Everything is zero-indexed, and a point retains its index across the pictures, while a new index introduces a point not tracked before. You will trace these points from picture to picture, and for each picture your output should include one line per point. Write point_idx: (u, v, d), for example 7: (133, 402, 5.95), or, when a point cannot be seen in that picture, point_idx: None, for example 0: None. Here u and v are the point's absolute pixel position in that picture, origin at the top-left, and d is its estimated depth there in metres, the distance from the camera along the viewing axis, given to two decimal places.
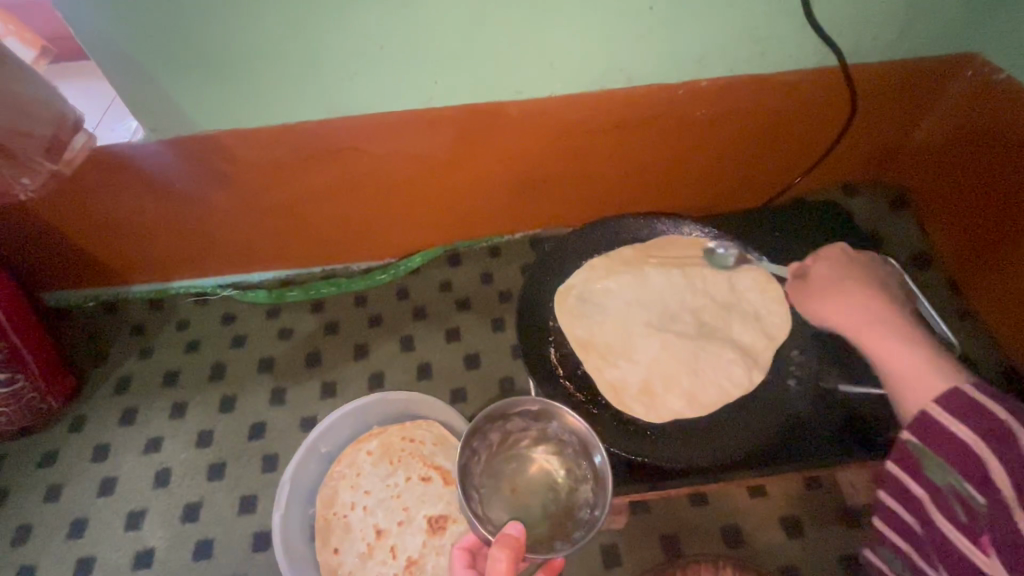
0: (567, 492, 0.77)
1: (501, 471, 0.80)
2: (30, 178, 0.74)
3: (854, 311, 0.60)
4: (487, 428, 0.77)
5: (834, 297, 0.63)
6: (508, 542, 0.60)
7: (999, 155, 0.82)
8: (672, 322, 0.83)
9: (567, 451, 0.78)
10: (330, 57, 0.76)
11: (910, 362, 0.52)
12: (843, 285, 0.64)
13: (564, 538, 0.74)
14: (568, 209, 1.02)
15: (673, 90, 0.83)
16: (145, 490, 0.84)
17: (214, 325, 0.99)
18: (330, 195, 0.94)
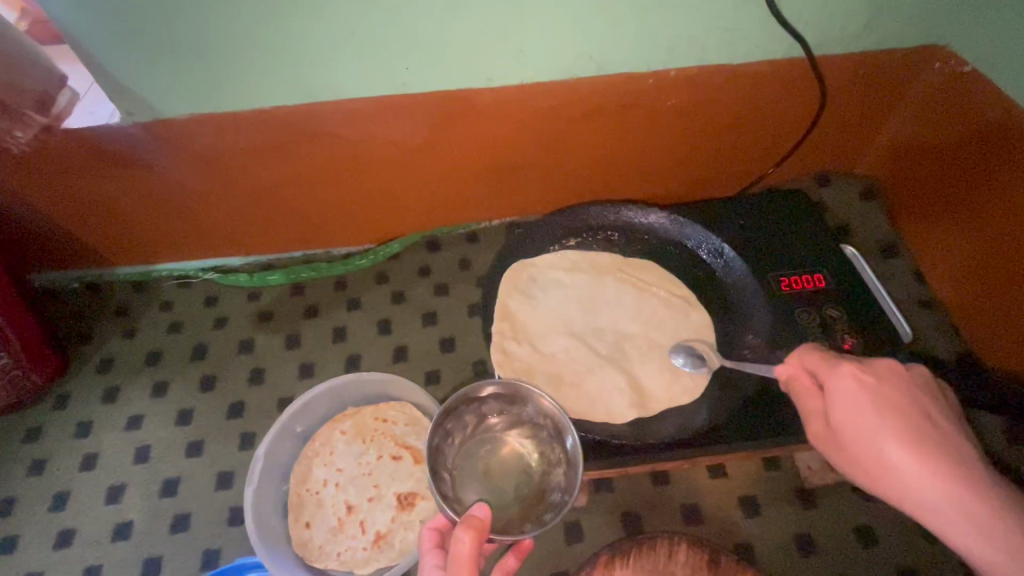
0: (540, 476, 0.72)
1: (474, 454, 0.75)
2: (23, 131, 0.81)
3: (912, 487, 0.49)
4: (459, 408, 0.73)
5: (875, 466, 0.51)
6: (473, 524, 0.54)
7: (988, 146, 0.81)
8: (591, 336, 0.80)
9: (543, 435, 0.74)
10: (303, 44, 0.76)
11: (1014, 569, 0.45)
12: (882, 434, 0.51)
13: (535, 521, 0.69)
14: (537, 196, 1.04)
15: (645, 80, 0.85)
16: (126, 466, 0.93)
17: (196, 308, 1.07)
18: (310, 183, 0.96)
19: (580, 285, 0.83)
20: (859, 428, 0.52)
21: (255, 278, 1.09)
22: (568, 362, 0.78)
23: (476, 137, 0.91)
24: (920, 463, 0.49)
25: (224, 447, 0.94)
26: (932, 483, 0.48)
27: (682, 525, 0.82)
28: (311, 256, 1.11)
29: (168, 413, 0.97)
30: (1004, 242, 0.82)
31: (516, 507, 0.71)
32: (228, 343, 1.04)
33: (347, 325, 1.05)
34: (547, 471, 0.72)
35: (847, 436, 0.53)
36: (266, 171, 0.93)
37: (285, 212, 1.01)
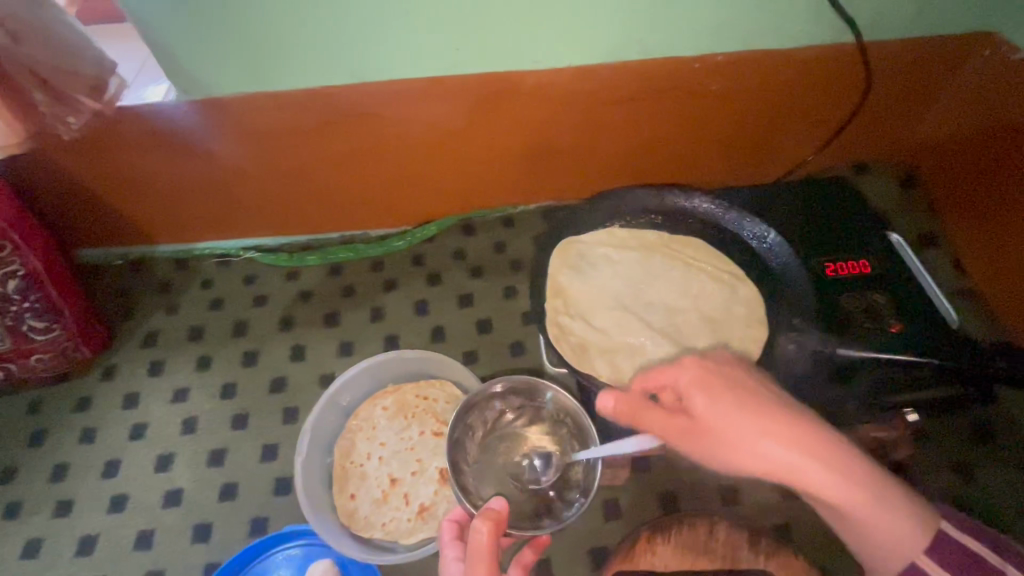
0: (559, 473, 0.75)
1: (493, 449, 0.78)
2: (75, 119, 0.78)
3: (783, 464, 0.47)
4: (480, 402, 0.78)
5: (763, 456, 0.47)
6: (491, 515, 0.56)
7: None
8: (644, 309, 0.81)
9: (562, 434, 0.77)
10: (356, 23, 0.77)
11: (890, 519, 0.49)
12: (747, 414, 0.48)
13: (553, 517, 0.72)
14: (576, 180, 1.05)
15: (692, 64, 0.85)
16: (174, 436, 0.95)
17: (237, 285, 1.10)
18: (350, 162, 0.97)
19: (630, 264, 0.84)
20: (732, 421, 0.48)
21: (295, 258, 1.11)
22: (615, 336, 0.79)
23: (519, 120, 0.92)
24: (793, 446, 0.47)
25: (269, 421, 0.96)
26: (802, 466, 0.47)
27: (718, 505, 0.83)
28: (349, 238, 1.13)
29: (212, 387, 1.00)
30: None
31: (533, 504, 0.74)
32: (269, 320, 1.06)
33: (385, 305, 1.07)
34: (566, 469, 0.75)
35: (712, 421, 0.49)
36: (310, 152, 0.95)
37: (325, 192, 1.03)
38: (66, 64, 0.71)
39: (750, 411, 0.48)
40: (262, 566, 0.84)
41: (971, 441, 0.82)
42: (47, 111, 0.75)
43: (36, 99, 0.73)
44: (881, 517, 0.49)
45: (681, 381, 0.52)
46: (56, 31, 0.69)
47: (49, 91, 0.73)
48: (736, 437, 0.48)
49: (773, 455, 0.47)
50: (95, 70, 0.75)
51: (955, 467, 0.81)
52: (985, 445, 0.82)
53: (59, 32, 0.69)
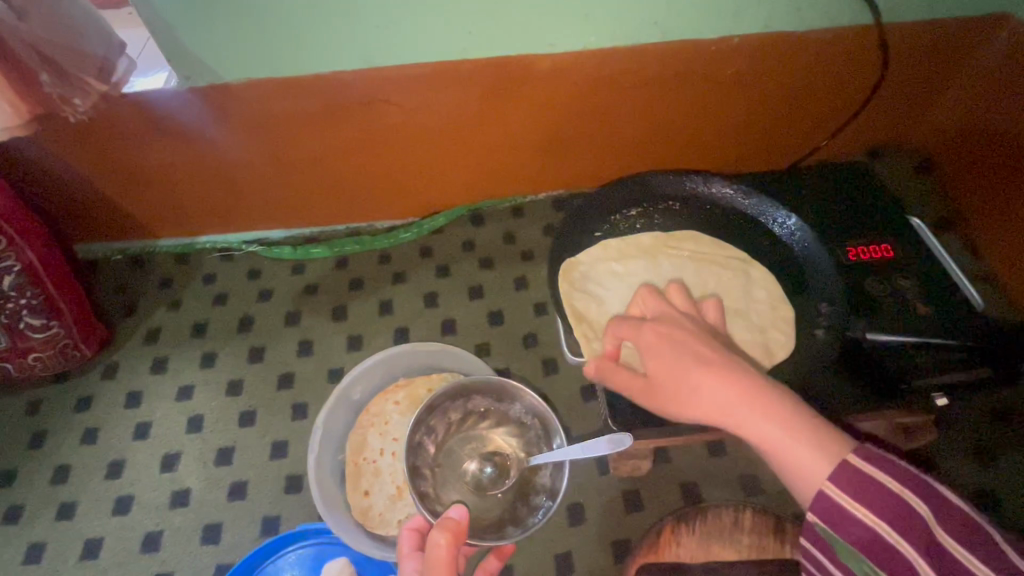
0: (526, 477, 0.74)
1: (457, 451, 0.77)
2: (82, 100, 0.77)
3: (704, 394, 0.47)
4: (443, 403, 0.75)
5: (695, 393, 0.48)
6: (449, 527, 0.51)
7: None
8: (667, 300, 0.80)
9: (529, 436, 0.75)
10: (365, 6, 0.75)
11: (808, 457, 0.43)
12: (687, 357, 0.50)
13: (516, 524, 0.71)
14: (587, 169, 1.04)
15: (708, 48, 0.83)
16: (179, 435, 0.93)
17: (240, 280, 1.07)
18: (356, 152, 0.95)
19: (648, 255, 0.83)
20: (669, 362, 0.50)
21: (299, 251, 1.08)
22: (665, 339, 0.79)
23: (531, 107, 0.90)
24: (717, 376, 0.47)
25: (277, 417, 0.94)
26: (721, 396, 0.46)
27: (740, 495, 0.82)
28: (355, 230, 1.11)
29: (217, 384, 0.97)
30: None
31: (497, 510, 0.73)
32: (275, 315, 1.04)
33: (394, 298, 1.05)
34: (534, 472, 0.74)
35: (660, 371, 0.51)
36: (317, 141, 0.92)
37: (331, 183, 1.00)
38: (74, 43, 0.71)
39: (689, 353, 0.50)
40: (274, 567, 0.81)
41: (988, 425, 0.83)
42: (54, 94, 0.74)
43: (41, 80, 0.72)
44: (792, 453, 0.43)
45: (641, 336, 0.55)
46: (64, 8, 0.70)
47: (54, 72, 0.73)
48: (670, 378, 0.50)
49: (704, 396, 0.47)
50: (104, 50, 0.75)
51: (974, 453, 0.82)
52: (1003, 429, 0.83)
53: (67, 9, 0.70)
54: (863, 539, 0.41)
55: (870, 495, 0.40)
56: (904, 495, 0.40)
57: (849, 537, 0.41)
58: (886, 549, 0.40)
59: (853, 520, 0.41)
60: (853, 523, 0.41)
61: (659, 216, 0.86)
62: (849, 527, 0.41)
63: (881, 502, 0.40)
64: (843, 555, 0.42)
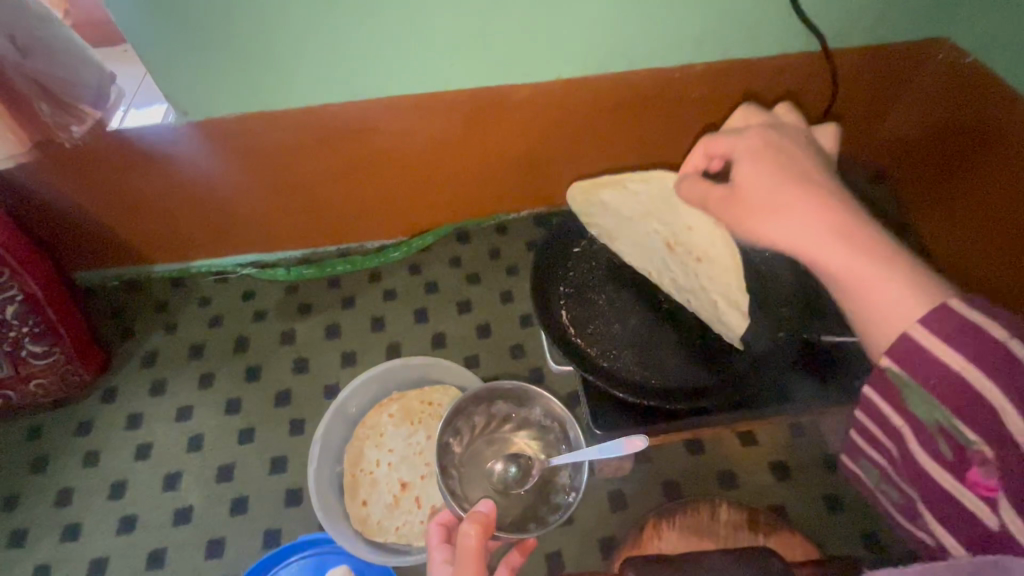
0: (546, 478, 0.79)
1: (481, 452, 0.82)
2: (79, 126, 0.84)
3: (795, 205, 0.50)
4: (469, 407, 0.81)
5: (781, 206, 0.51)
6: (478, 518, 0.57)
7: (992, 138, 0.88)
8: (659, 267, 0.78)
9: (549, 439, 0.81)
10: (353, 45, 0.80)
11: (883, 287, 0.45)
12: (787, 177, 0.53)
13: (538, 521, 0.76)
14: (566, 187, 1.10)
15: (672, 75, 0.90)
16: (180, 453, 0.96)
17: (235, 302, 1.11)
18: (345, 178, 1.00)
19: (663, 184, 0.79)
20: (768, 172, 0.54)
21: (292, 272, 1.12)
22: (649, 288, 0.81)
23: (511, 131, 0.96)
24: (812, 196, 0.51)
25: (275, 434, 0.97)
26: (804, 210, 0.50)
27: (718, 489, 0.88)
28: (346, 250, 1.15)
29: (217, 402, 1.01)
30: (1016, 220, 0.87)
31: (519, 507, 0.78)
32: (271, 334, 1.08)
33: (385, 314, 1.09)
34: (553, 473, 0.80)
35: (752, 183, 0.54)
36: (308, 167, 0.97)
37: (322, 206, 1.05)
38: (70, 78, 0.77)
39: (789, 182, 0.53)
40: None
41: None
42: (52, 121, 0.81)
43: (41, 110, 0.80)
44: (872, 279, 0.46)
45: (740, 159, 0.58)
46: (60, 44, 0.75)
47: (52, 102, 0.80)
48: (763, 191, 0.53)
49: (788, 210, 0.50)
50: (98, 81, 0.81)
51: None
52: None
53: (62, 44, 0.75)
54: (939, 385, 0.42)
55: (959, 341, 0.41)
56: (1009, 344, 0.40)
57: (922, 380, 0.43)
58: (961, 396, 0.41)
59: (933, 361, 0.42)
60: (930, 366, 0.42)
61: None
62: (924, 371, 0.43)
63: (969, 347, 0.41)
64: (910, 403, 0.45)
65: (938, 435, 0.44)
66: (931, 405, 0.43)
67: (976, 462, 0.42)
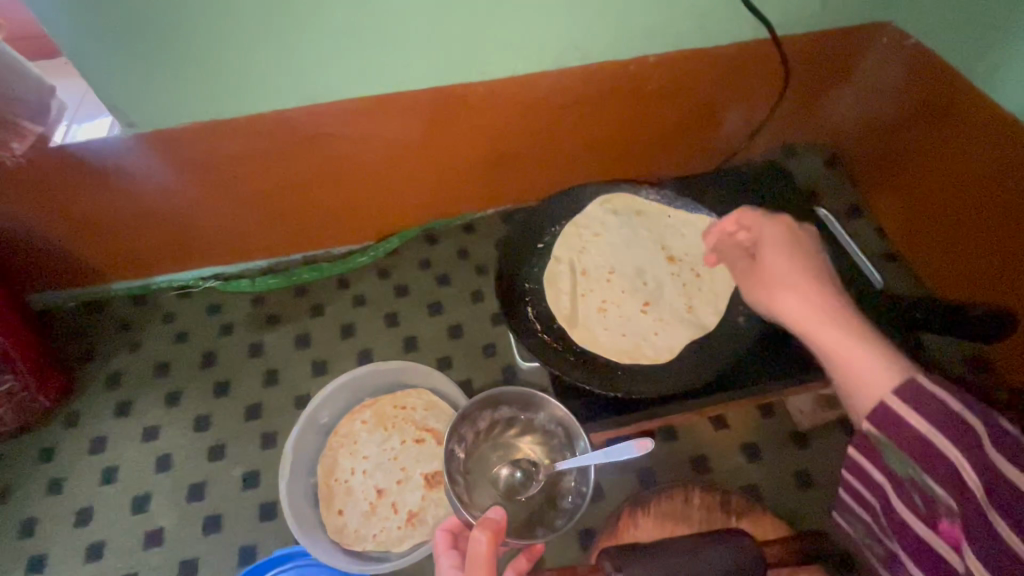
0: (552, 482, 0.78)
1: (486, 458, 0.80)
2: (20, 143, 0.79)
3: (796, 295, 0.56)
4: (474, 413, 0.79)
5: (778, 288, 0.58)
6: (489, 525, 0.54)
7: (962, 131, 0.87)
8: (637, 278, 0.84)
9: (554, 443, 0.79)
10: (304, 48, 0.79)
11: (865, 363, 0.47)
12: (788, 270, 0.59)
13: (545, 527, 0.75)
14: (530, 184, 1.10)
15: (627, 67, 0.91)
16: (149, 475, 0.93)
17: (201, 316, 1.09)
18: (306, 183, 0.98)
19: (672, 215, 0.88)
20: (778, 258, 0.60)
21: (258, 283, 1.10)
22: (591, 281, 0.83)
23: (471, 130, 0.96)
24: (812, 290, 0.55)
25: (247, 448, 0.95)
26: (797, 298, 0.55)
27: (692, 475, 0.89)
28: (312, 257, 1.14)
29: (185, 420, 0.98)
30: (990, 214, 0.85)
31: (526, 512, 0.77)
32: (239, 347, 1.06)
33: (356, 320, 1.08)
34: (559, 476, 0.78)
35: (767, 265, 0.61)
36: (266, 175, 0.95)
37: (284, 214, 1.03)
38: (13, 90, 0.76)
39: (805, 260, 0.59)
40: None
41: None
42: None
43: None
44: (856, 361, 0.48)
45: (763, 233, 0.65)
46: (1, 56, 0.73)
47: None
48: (769, 268, 0.60)
49: (777, 290, 0.58)
50: (40, 94, 0.80)
51: None
52: None
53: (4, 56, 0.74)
54: (903, 441, 0.42)
55: (928, 408, 0.41)
56: (967, 414, 0.40)
57: (897, 442, 0.43)
58: (928, 453, 0.41)
59: (904, 425, 0.42)
60: (905, 429, 0.42)
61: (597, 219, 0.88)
62: (896, 432, 0.43)
63: (937, 412, 0.41)
64: (887, 458, 0.45)
65: (912, 487, 0.44)
66: (902, 460, 0.43)
67: (945, 516, 0.43)
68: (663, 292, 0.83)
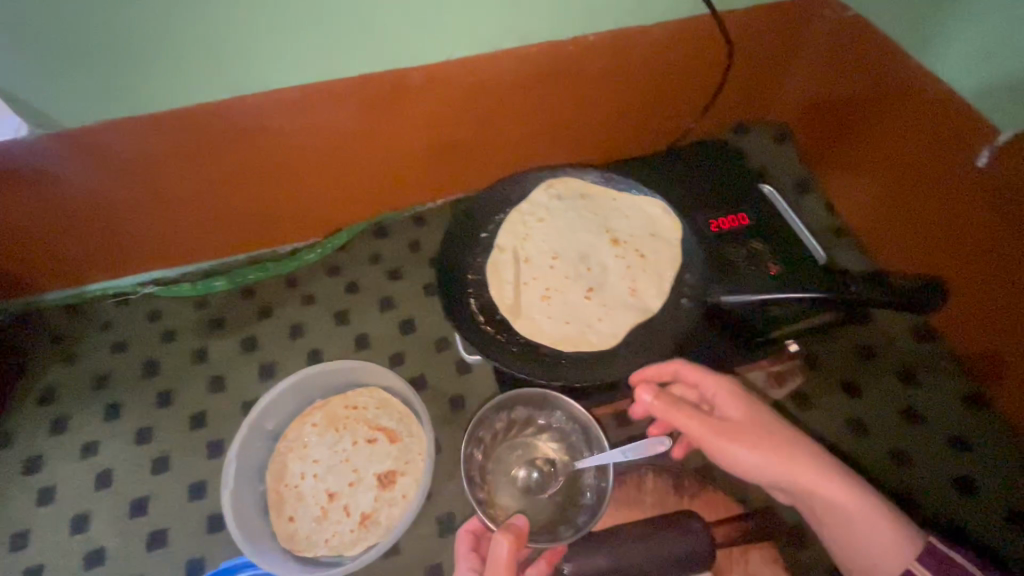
0: (572, 479, 0.76)
1: (505, 459, 0.80)
2: None
3: (776, 457, 0.61)
4: (489, 414, 0.80)
5: (758, 450, 0.62)
6: (511, 529, 0.60)
7: (893, 116, 0.89)
8: (581, 262, 0.83)
9: (571, 440, 0.79)
10: (222, 37, 0.75)
11: (878, 534, 0.59)
12: (754, 432, 0.63)
13: (568, 525, 0.72)
14: (478, 171, 1.07)
15: (568, 47, 0.88)
16: (89, 493, 0.89)
17: (141, 324, 1.04)
18: (240, 179, 0.94)
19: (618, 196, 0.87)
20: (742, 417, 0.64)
21: (200, 286, 1.06)
22: (534, 267, 0.82)
23: (410, 118, 0.92)
24: (780, 449, 0.61)
25: (193, 459, 0.92)
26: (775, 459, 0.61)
27: None
28: (256, 257, 1.10)
29: (126, 435, 0.94)
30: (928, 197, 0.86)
31: (548, 512, 0.74)
32: (182, 355, 1.01)
33: (305, 320, 1.04)
34: (579, 473, 0.76)
35: (738, 426, 0.64)
36: (196, 173, 0.91)
37: (221, 213, 0.99)
38: None
39: (772, 420, 0.64)
40: None
41: (854, 362, 0.91)
42: None
43: None
44: (851, 510, 0.60)
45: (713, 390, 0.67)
46: None
47: None
48: (744, 428, 0.63)
49: (755, 450, 0.62)
50: None
51: (843, 386, 0.90)
52: (868, 362, 0.91)
53: None
54: None
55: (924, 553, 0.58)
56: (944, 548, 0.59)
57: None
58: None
59: None
60: None
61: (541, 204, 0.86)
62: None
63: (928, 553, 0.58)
64: None
65: None
66: None
67: None
68: (608, 276, 0.81)
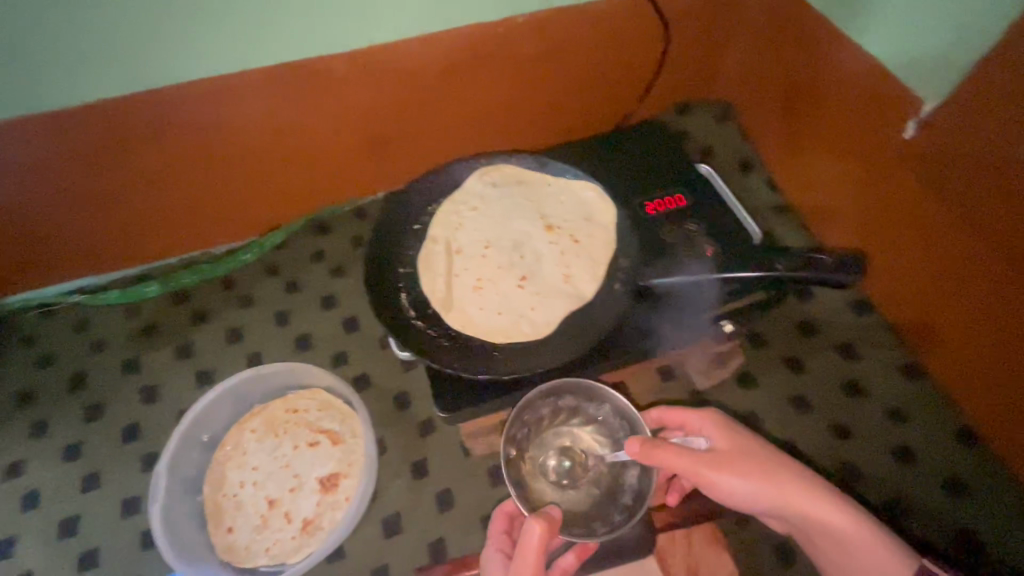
0: (614, 475, 0.69)
1: (543, 445, 0.72)
2: None
3: (766, 483, 0.62)
4: (535, 399, 0.70)
5: (750, 477, 0.62)
6: (544, 517, 0.57)
7: (828, 96, 0.88)
8: (514, 251, 0.81)
9: (617, 437, 0.70)
10: (120, 25, 0.71)
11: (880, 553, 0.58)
12: (743, 458, 0.64)
13: (604, 522, 0.66)
14: (418, 161, 1.04)
15: (497, 29, 0.86)
16: (14, 515, 0.85)
17: (68, 335, 0.99)
18: (161, 177, 0.89)
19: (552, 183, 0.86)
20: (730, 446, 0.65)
21: (129, 292, 1.01)
22: (465, 258, 0.80)
23: (337, 107, 0.88)
24: (770, 474, 0.62)
25: (126, 473, 0.88)
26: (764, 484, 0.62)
27: None
28: (190, 259, 1.05)
29: (53, 453, 0.90)
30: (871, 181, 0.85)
31: (584, 506, 0.68)
32: (113, 365, 0.96)
33: (243, 323, 1.00)
34: (621, 471, 0.69)
35: (727, 454, 0.64)
36: (111, 172, 0.86)
37: (145, 214, 0.94)
38: None
39: (758, 447, 0.65)
40: None
41: (799, 338, 0.92)
42: None
43: None
44: (847, 532, 0.59)
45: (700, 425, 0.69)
46: None
47: None
48: (733, 456, 0.64)
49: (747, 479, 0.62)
50: None
51: (787, 364, 0.91)
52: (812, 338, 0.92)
53: None
54: None
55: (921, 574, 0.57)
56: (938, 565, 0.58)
57: None
58: None
59: None
60: None
61: (474, 195, 0.84)
62: None
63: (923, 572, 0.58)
64: None
65: None
66: None
67: None
68: (542, 265, 0.80)
